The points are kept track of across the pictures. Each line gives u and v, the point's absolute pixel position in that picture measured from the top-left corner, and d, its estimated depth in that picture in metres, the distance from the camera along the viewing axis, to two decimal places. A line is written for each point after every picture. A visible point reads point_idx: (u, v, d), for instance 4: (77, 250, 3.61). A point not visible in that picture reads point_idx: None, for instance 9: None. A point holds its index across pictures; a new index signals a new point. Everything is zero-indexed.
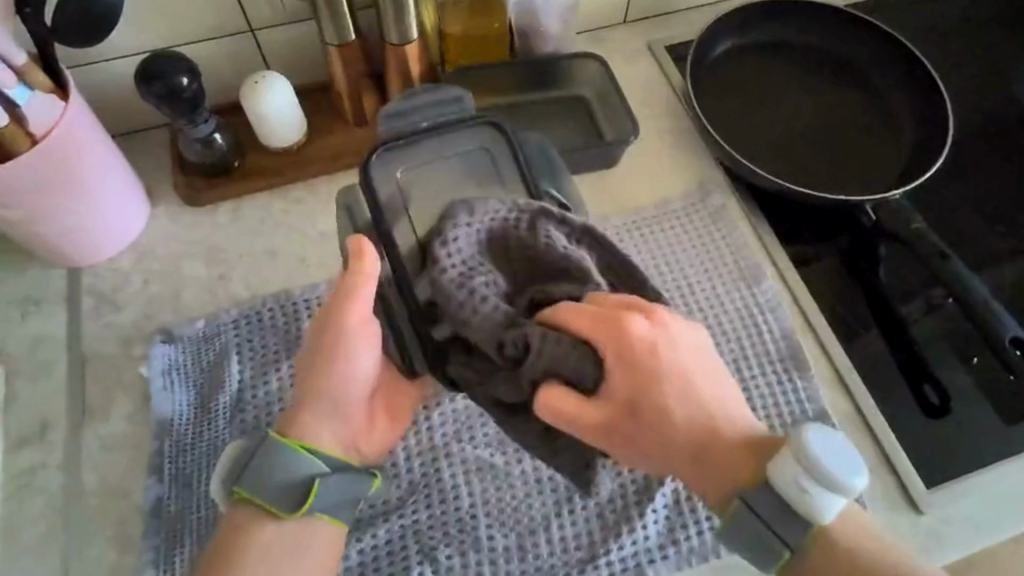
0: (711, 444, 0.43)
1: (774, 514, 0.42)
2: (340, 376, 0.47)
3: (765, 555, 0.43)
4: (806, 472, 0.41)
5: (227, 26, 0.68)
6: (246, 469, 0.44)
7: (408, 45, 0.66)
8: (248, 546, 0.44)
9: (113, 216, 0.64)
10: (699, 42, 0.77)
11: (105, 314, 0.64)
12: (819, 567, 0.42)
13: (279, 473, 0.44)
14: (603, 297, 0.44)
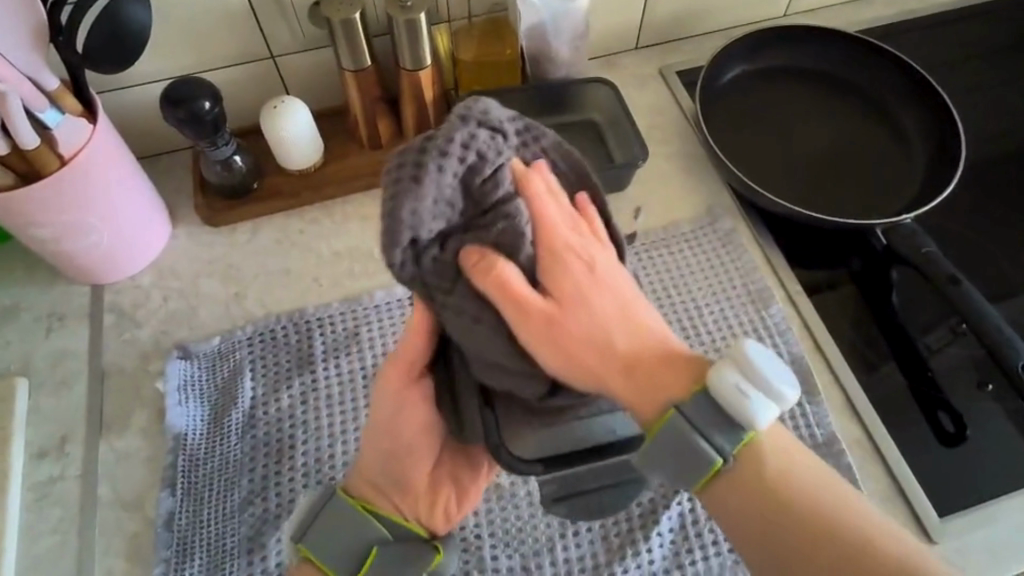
0: (653, 354, 0.39)
1: (707, 421, 0.36)
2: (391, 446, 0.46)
3: (690, 468, 0.37)
4: (744, 375, 0.37)
5: (250, 53, 0.71)
6: (311, 530, 0.44)
7: (421, 71, 0.69)
8: None
9: (135, 234, 0.66)
10: (709, 68, 0.78)
11: (125, 330, 0.66)
12: (734, 483, 0.38)
13: (345, 534, 0.44)
14: (496, 261, 0.38)
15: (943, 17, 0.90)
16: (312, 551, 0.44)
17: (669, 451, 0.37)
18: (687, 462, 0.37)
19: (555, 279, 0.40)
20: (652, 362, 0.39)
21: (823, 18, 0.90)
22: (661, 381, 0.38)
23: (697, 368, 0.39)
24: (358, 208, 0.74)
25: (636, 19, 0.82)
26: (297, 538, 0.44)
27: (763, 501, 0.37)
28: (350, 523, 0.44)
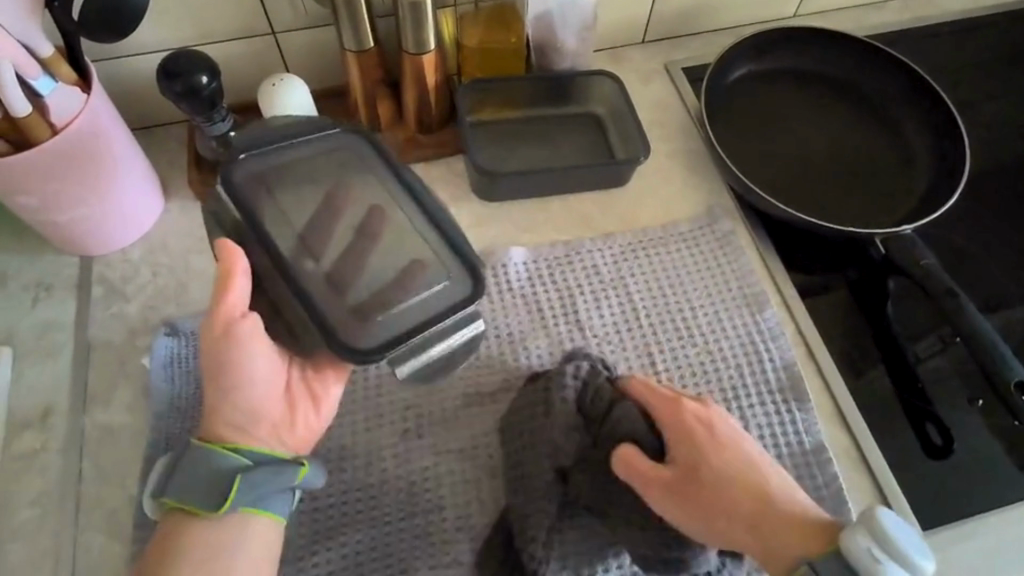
0: (773, 520, 0.49)
1: None
2: (232, 395, 0.50)
3: None
4: (877, 541, 0.44)
5: (250, 28, 0.69)
6: (172, 479, 0.47)
7: (425, 55, 0.67)
8: (183, 549, 0.46)
9: (127, 207, 0.65)
10: (715, 66, 0.77)
11: (113, 304, 0.65)
12: None
13: (202, 472, 0.46)
14: (629, 451, 0.52)
15: (954, 24, 0.89)
16: (176, 498, 0.47)
17: None
18: None
19: (688, 462, 0.52)
20: (767, 526, 0.49)
21: (833, 20, 0.89)
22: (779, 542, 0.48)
23: (825, 524, 0.48)
24: None
25: (644, 13, 0.81)
26: (162, 491, 0.47)
27: None
28: (205, 463, 0.46)
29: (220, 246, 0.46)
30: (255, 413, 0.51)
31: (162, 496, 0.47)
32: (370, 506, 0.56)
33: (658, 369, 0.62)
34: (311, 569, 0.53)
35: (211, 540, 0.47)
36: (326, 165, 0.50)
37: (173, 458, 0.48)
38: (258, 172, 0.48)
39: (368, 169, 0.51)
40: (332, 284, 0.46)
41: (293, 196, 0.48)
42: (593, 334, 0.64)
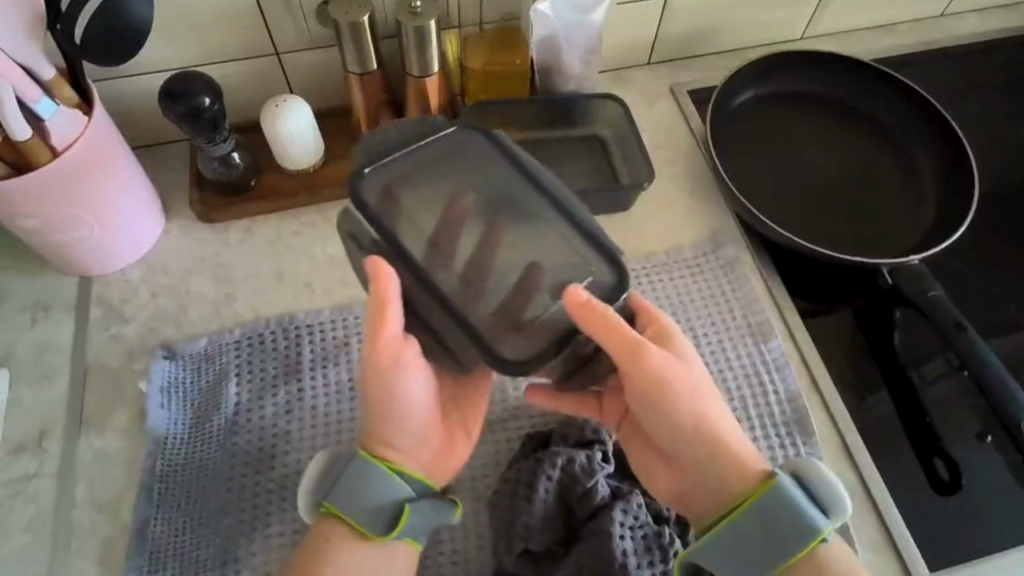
0: (702, 460, 0.49)
1: (756, 526, 0.46)
2: (397, 417, 0.50)
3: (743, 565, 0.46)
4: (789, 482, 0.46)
5: (254, 49, 0.69)
6: (336, 488, 0.47)
7: (429, 78, 0.67)
8: (333, 560, 0.48)
9: (127, 228, 0.65)
10: (721, 90, 0.76)
11: (111, 325, 0.64)
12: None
13: (375, 495, 0.47)
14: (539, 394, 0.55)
15: (961, 48, 0.88)
16: (339, 509, 0.47)
17: (731, 544, 0.46)
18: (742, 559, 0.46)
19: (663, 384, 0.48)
20: (715, 454, 0.48)
21: (840, 43, 0.88)
22: (721, 471, 0.48)
23: (749, 476, 0.47)
24: None
25: (650, 35, 0.80)
26: (324, 497, 0.48)
27: None
28: (379, 483, 0.47)
29: (371, 265, 0.44)
30: (415, 435, 0.51)
31: (321, 500, 0.48)
32: None
33: None
34: None
35: (364, 562, 0.48)
36: (442, 169, 0.48)
37: (340, 465, 0.48)
38: (379, 181, 0.45)
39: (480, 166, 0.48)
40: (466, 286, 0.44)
41: (429, 196, 0.46)
42: None
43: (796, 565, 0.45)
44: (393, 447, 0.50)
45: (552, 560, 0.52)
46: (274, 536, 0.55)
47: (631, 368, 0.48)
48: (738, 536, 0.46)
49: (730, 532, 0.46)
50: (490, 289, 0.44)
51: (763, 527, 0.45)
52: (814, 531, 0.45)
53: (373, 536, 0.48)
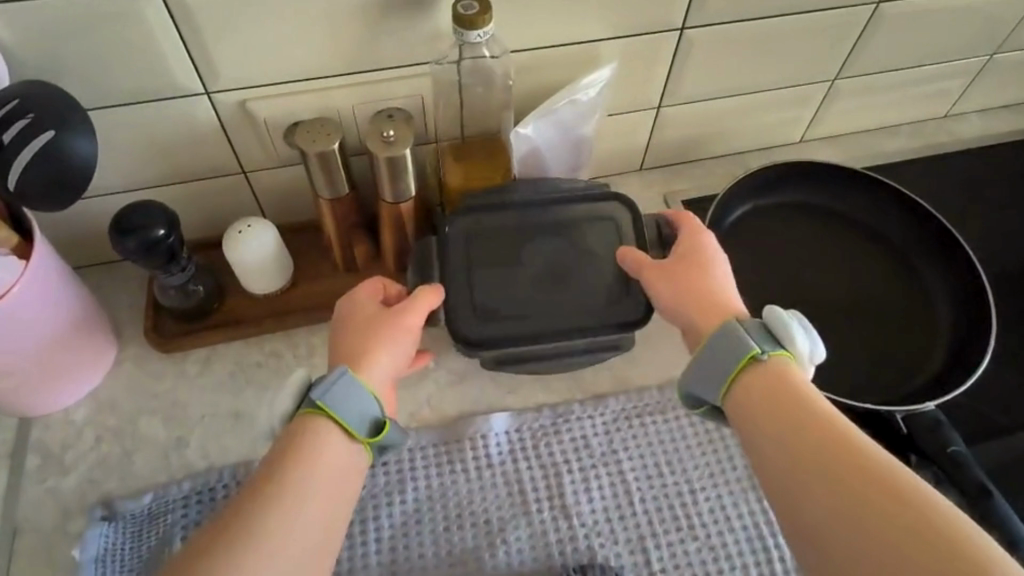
0: (697, 313, 0.50)
1: (725, 343, 0.45)
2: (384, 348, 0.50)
3: (716, 374, 0.45)
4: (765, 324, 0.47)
5: (218, 169, 0.65)
6: (332, 385, 0.45)
7: (404, 203, 0.63)
8: (312, 453, 0.42)
9: (73, 368, 0.60)
10: (716, 205, 0.72)
11: (48, 477, 0.58)
12: (747, 396, 0.44)
13: (358, 401, 0.45)
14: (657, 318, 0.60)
15: (962, 154, 0.85)
16: (336, 410, 0.44)
17: (709, 362, 0.46)
18: (714, 374, 0.45)
19: (680, 267, 0.53)
20: (699, 302, 0.50)
21: (838, 148, 0.85)
22: (706, 313, 0.49)
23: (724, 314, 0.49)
24: (323, 339, 0.68)
25: (642, 143, 0.77)
26: (319, 393, 0.44)
27: (773, 410, 0.42)
28: (367, 395, 0.46)
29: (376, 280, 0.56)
30: (390, 373, 0.50)
31: (315, 398, 0.44)
32: None
33: (654, 571, 0.56)
34: None
35: (345, 459, 0.43)
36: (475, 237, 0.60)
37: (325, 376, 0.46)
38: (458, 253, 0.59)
39: (482, 221, 0.61)
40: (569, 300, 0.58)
41: (496, 257, 0.59)
42: (582, 524, 0.57)
43: (748, 378, 0.44)
44: (369, 350, 0.49)
45: None
46: None
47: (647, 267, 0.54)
48: (705, 359, 0.46)
49: (704, 357, 0.46)
50: (594, 301, 0.58)
51: (722, 355, 0.45)
52: (745, 347, 0.45)
53: (360, 440, 0.44)
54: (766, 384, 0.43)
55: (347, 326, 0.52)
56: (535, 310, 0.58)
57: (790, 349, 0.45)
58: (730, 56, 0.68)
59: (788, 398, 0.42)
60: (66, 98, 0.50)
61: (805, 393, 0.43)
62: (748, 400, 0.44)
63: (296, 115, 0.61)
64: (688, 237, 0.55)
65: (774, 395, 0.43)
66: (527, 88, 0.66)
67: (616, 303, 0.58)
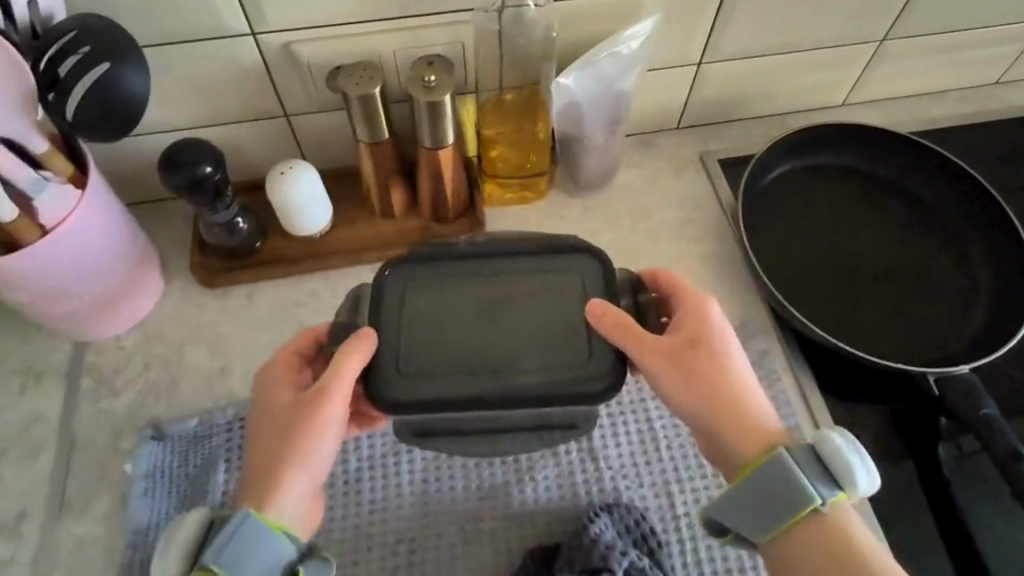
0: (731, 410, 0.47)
1: (775, 484, 0.43)
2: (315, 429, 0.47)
3: (766, 517, 0.43)
4: (819, 444, 0.44)
5: (261, 112, 0.66)
6: (228, 540, 0.41)
7: (441, 150, 0.64)
8: None
9: (123, 295, 0.63)
10: (753, 165, 0.71)
11: (101, 398, 0.62)
12: (804, 539, 0.43)
13: (254, 563, 0.41)
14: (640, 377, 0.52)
15: (1010, 121, 0.83)
16: None
17: (752, 493, 0.44)
18: (761, 513, 0.43)
19: (689, 356, 0.48)
20: (727, 404, 0.47)
21: (880, 112, 0.83)
22: (732, 423, 0.47)
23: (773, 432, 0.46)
24: (360, 282, 0.70)
25: (680, 100, 0.76)
26: (211, 557, 0.40)
27: (831, 555, 0.42)
28: (269, 549, 0.42)
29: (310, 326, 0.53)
30: (316, 475, 0.47)
31: (206, 563, 0.40)
32: None
33: (678, 514, 0.57)
34: None
35: None
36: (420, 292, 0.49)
37: (223, 521, 0.43)
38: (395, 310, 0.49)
39: (424, 274, 0.50)
40: (507, 358, 0.47)
41: (425, 312, 0.49)
42: (608, 466, 0.59)
43: (799, 527, 0.43)
44: (297, 453, 0.47)
45: None
46: None
47: (647, 346, 0.47)
48: (749, 491, 0.44)
49: (746, 493, 0.44)
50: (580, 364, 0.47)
51: (769, 496, 0.43)
52: (806, 497, 0.42)
53: None
54: (823, 534, 0.43)
55: (262, 426, 0.49)
56: (482, 377, 0.46)
57: (848, 490, 0.42)
58: (776, 12, 0.67)
59: (846, 549, 0.42)
60: (118, 30, 0.51)
61: (861, 542, 0.42)
62: (799, 544, 0.43)
63: (339, 60, 0.62)
64: (688, 312, 0.50)
65: (831, 546, 0.42)
66: (568, 39, 0.66)
67: (581, 363, 0.47)
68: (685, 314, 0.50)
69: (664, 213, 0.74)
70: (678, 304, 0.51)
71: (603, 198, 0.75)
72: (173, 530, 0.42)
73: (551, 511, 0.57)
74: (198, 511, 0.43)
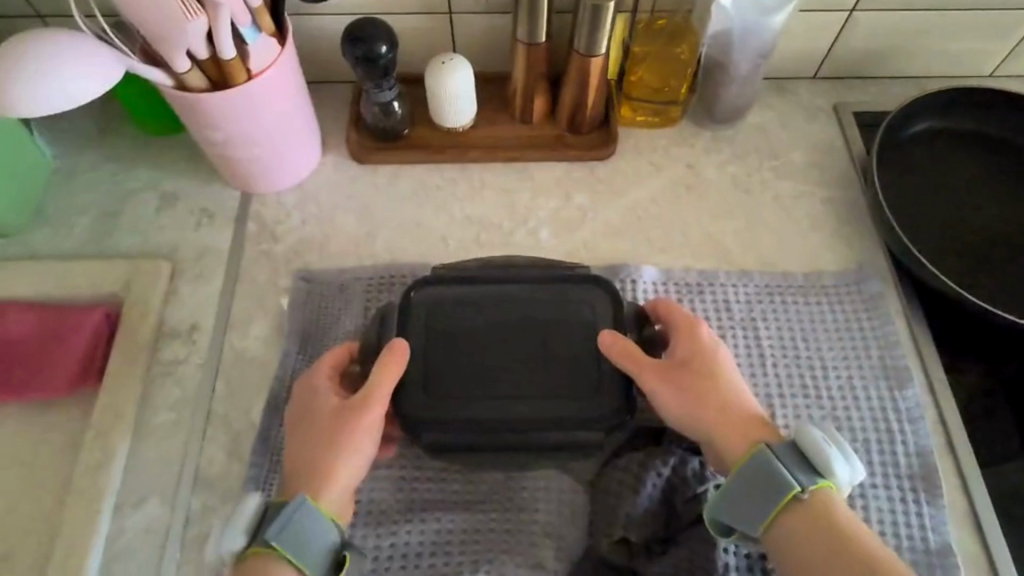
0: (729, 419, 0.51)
1: (761, 480, 0.47)
2: (343, 450, 0.51)
3: (757, 510, 0.47)
4: (803, 442, 0.48)
5: (431, 6, 0.71)
6: (285, 525, 0.46)
7: (594, 59, 0.67)
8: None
9: (290, 157, 0.69)
10: (902, 110, 0.72)
11: (262, 242, 0.69)
12: (795, 529, 0.46)
13: (310, 536, 0.46)
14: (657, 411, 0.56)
15: None
16: (286, 551, 0.46)
17: (745, 496, 0.48)
18: (754, 511, 0.47)
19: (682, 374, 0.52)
20: (725, 418, 0.51)
21: None
22: (723, 438, 0.50)
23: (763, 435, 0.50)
24: (494, 177, 0.74)
25: (824, 48, 0.77)
26: (272, 533, 0.46)
27: (819, 540, 0.46)
28: (325, 531, 0.47)
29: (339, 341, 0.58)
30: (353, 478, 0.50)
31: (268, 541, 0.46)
32: (465, 492, 0.57)
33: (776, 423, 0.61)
34: (405, 533, 0.55)
35: None
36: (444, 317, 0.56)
37: (277, 507, 0.47)
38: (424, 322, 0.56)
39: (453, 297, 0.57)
40: (520, 388, 0.53)
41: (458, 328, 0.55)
42: None
43: (785, 513, 0.47)
44: (343, 451, 0.50)
45: (648, 554, 0.51)
46: (382, 469, 0.57)
47: (647, 370, 0.52)
48: (740, 491, 0.48)
49: (737, 495, 0.48)
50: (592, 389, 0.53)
51: (761, 497, 0.47)
52: (786, 488, 0.46)
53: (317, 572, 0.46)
54: (808, 515, 0.46)
55: (308, 420, 0.52)
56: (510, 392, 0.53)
57: (829, 479, 0.47)
58: None
59: (833, 534, 0.45)
60: None
61: (841, 515, 0.46)
62: (790, 527, 0.46)
63: None
64: (681, 338, 0.55)
65: (816, 522, 0.46)
66: None
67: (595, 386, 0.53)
68: (678, 339, 0.55)
69: (791, 156, 0.76)
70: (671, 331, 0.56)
71: (733, 134, 0.77)
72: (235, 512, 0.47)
73: None
74: (255, 496, 0.48)
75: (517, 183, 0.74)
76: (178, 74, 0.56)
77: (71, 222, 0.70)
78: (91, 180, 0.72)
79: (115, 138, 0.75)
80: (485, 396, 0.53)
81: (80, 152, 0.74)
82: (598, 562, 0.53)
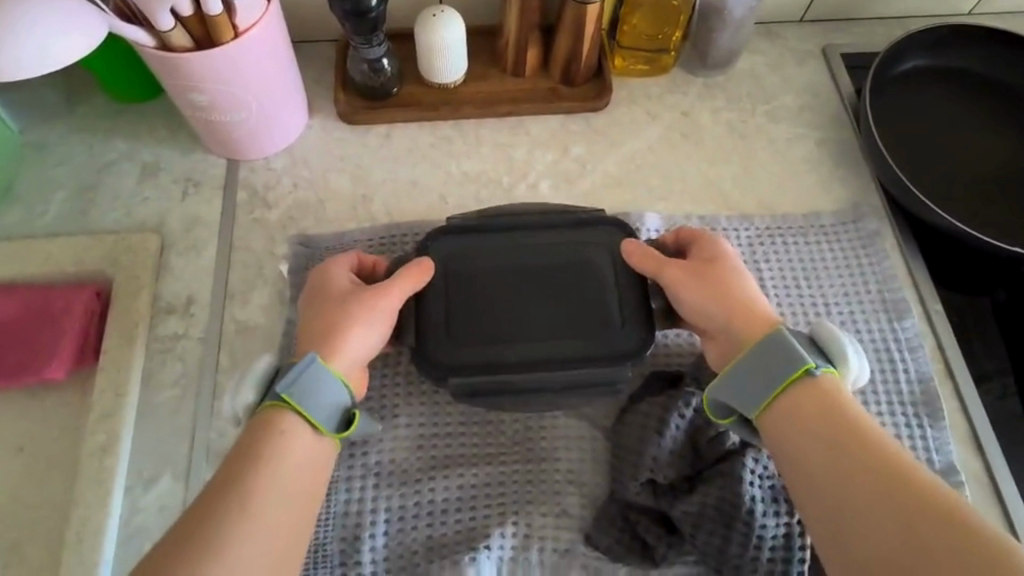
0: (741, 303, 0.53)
1: (765, 357, 0.49)
2: (359, 325, 0.52)
3: (759, 391, 0.48)
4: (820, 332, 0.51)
5: None
6: (296, 378, 0.47)
7: (589, 5, 0.64)
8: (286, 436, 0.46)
9: (276, 122, 0.66)
10: (891, 50, 0.73)
11: (255, 210, 0.67)
12: (796, 404, 0.47)
13: (317, 390, 0.48)
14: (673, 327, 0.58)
15: None
16: (297, 402, 0.47)
17: (743, 374, 0.49)
18: (750, 388, 0.49)
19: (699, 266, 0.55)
20: (741, 304, 0.52)
21: (1011, 23, 0.82)
22: (740, 317, 0.52)
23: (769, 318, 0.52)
24: (488, 133, 0.73)
25: None
26: (282, 387, 0.47)
27: (820, 415, 0.46)
28: (331, 388, 0.48)
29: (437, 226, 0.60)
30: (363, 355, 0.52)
31: (277, 392, 0.47)
32: (485, 445, 0.56)
33: None
34: (428, 491, 0.54)
35: (301, 446, 0.46)
36: (465, 262, 0.58)
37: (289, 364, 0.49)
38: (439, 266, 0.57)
39: (472, 245, 0.58)
40: (535, 326, 0.56)
41: (474, 279, 0.57)
42: None
43: (789, 389, 0.48)
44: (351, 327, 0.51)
45: (673, 494, 0.53)
46: (401, 428, 0.57)
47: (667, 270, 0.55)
48: (750, 372, 0.49)
49: (741, 376, 0.49)
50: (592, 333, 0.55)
51: (766, 371, 0.48)
52: (801, 361, 0.48)
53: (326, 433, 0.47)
54: (815, 396, 0.47)
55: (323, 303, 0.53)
56: (512, 339, 0.55)
57: (840, 367, 0.49)
58: None
59: (836, 411, 0.46)
60: None
61: (852, 409, 0.46)
62: (793, 409, 0.47)
63: None
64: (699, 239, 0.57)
65: (821, 409, 0.46)
66: None
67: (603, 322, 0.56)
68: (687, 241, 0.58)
69: (783, 99, 0.76)
70: (690, 235, 0.58)
71: (726, 80, 0.77)
72: (249, 370, 0.49)
73: (671, 351, 0.60)
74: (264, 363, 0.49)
75: (513, 138, 0.73)
76: (160, 32, 0.53)
77: (45, 199, 0.66)
78: (64, 153, 0.69)
79: (86, 109, 0.71)
80: (499, 338, 0.55)
81: (50, 125, 0.70)
82: (623, 505, 0.54)
